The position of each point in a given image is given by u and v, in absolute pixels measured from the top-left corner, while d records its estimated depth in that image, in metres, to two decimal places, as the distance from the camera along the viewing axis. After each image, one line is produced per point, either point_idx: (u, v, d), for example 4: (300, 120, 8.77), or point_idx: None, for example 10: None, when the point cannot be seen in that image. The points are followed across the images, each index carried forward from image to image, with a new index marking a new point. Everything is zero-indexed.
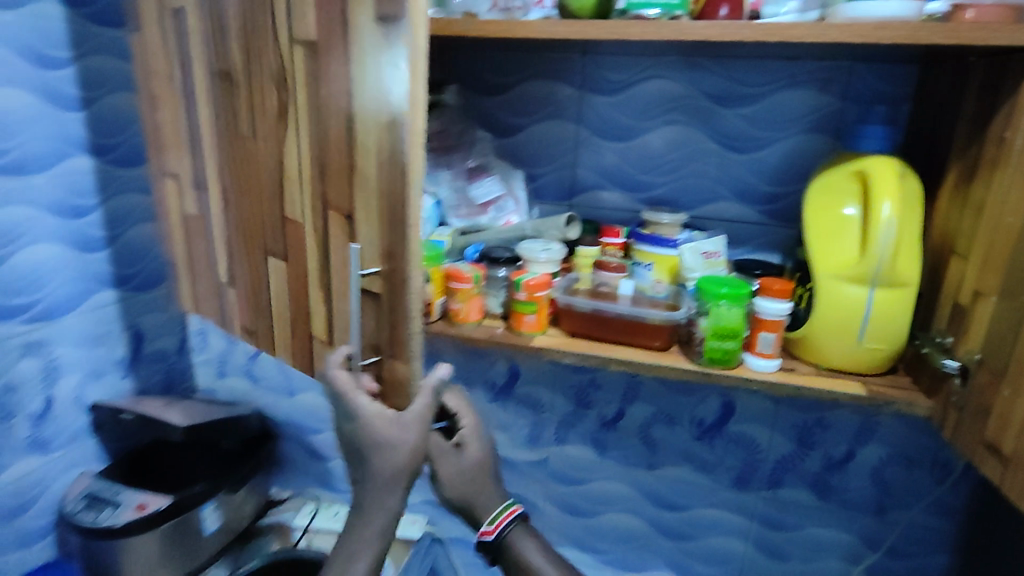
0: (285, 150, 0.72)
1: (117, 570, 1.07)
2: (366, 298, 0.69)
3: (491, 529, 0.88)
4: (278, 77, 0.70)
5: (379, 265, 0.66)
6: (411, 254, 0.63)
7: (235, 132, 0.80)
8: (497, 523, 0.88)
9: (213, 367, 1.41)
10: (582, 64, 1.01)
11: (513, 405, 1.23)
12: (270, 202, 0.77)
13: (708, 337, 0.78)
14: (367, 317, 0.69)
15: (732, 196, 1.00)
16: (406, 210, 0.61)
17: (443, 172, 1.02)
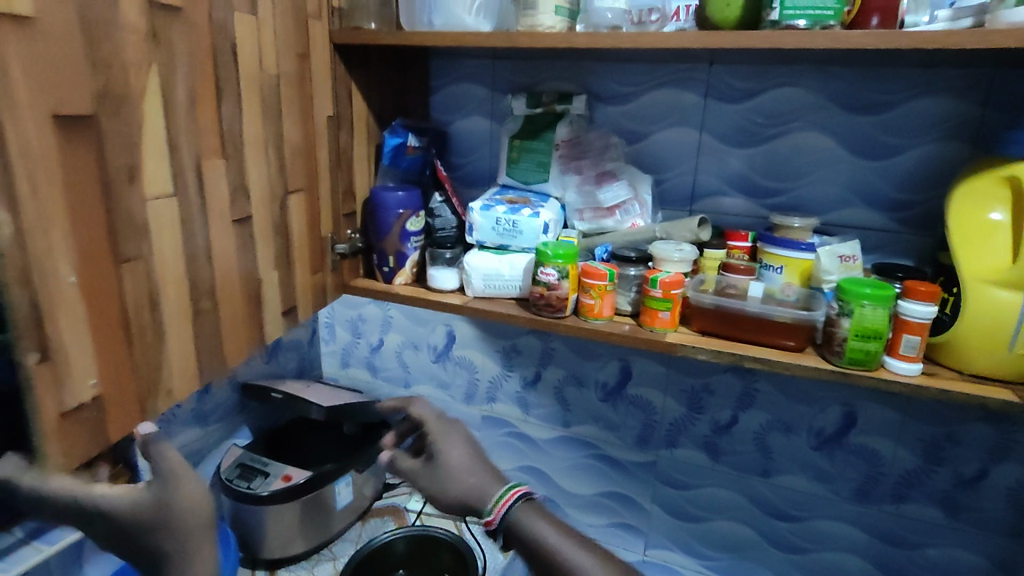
0: (204, 129, 0.73)
1: (261, 535, 1.16)
2: (122, 311, 0.65)
3: (492, 517, 0.73)
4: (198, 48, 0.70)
5: (88, 281, 0.61)
6: (52, 288, 0.57)
7: (299, 109, 0.89)
8: (494, 514, 0.73)
9: (337, 357, 1.49)
10: (708, 74, 1.04)
11: (624, 406, 1.25)
12: (252, 183, 0.82)
13: (849, 337, 0.79)
14: (90, 339, 0.61)
15: (861, 203, 1.01)
16: (51, 238, 0.56)
17: (572, 177, 1.09)
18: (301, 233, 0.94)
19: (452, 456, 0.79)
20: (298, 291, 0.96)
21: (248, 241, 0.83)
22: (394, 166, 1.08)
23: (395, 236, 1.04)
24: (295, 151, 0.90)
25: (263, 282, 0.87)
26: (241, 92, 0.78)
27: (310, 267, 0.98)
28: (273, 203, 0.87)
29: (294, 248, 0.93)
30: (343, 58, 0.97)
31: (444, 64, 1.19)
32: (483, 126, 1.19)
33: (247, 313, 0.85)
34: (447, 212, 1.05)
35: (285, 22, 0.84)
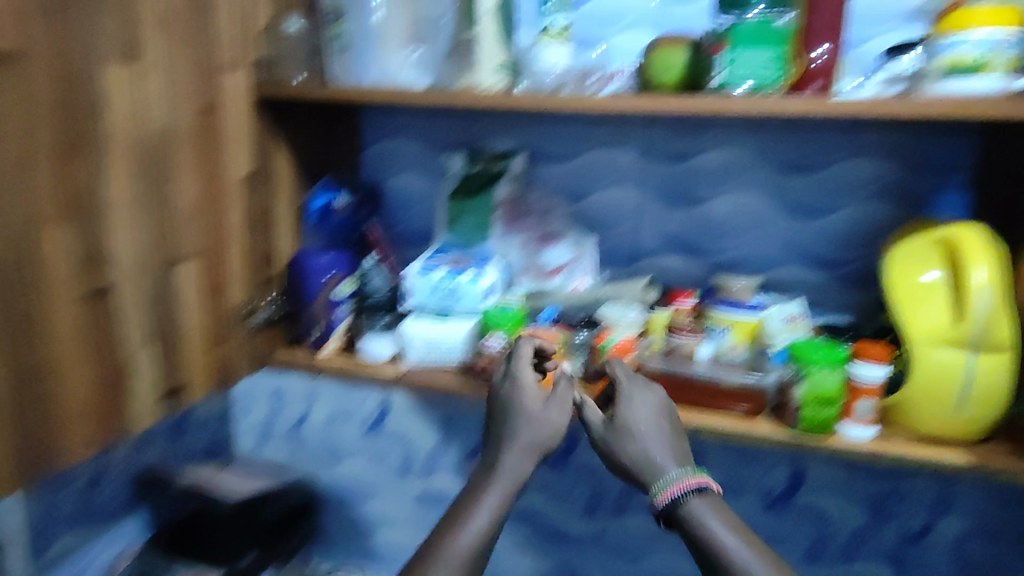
0: (46, 189, 0.63)
1: None
2: None
3: (661, 499, 0.72)
4: (40, 97, 0.61)
5: None
6: None
7: (196, 165, 0.80)
8: (664, 496, 0.72)
9: (255, 433, 1.33)
10: (645, 135, 1.04)
11: (571, 474, 1.19)
12: (118, 248, 0.71)
13: (805, 404, 0.77)
14: None
15: (798, 261, 1.02)
16: None
17: (515, 238, 1.05)
18: (193, 304, 0.83)
19: (637, 419, 0.77)
20: (188, 370, 0.84)
21: (107, 315, 0.71)
22: (322, 227, 1.00)
23: (323, 303, 0.95)
24: (189, 213, 0.80)
25: (130, 362, 0.75)
26: (107, 146, 0.68)
27: (207, 342, 0.87)
28: (149, 272, 0.76)
29: (181, 320, 0.82)
30: (266, 112, 0.90)
31: (374, 119, 1.14)
32: (418, 183, 1.13)
33: (98, 401, 0.72)
34: (381, 275, 0.97)
35: (183, 73, 0.76)
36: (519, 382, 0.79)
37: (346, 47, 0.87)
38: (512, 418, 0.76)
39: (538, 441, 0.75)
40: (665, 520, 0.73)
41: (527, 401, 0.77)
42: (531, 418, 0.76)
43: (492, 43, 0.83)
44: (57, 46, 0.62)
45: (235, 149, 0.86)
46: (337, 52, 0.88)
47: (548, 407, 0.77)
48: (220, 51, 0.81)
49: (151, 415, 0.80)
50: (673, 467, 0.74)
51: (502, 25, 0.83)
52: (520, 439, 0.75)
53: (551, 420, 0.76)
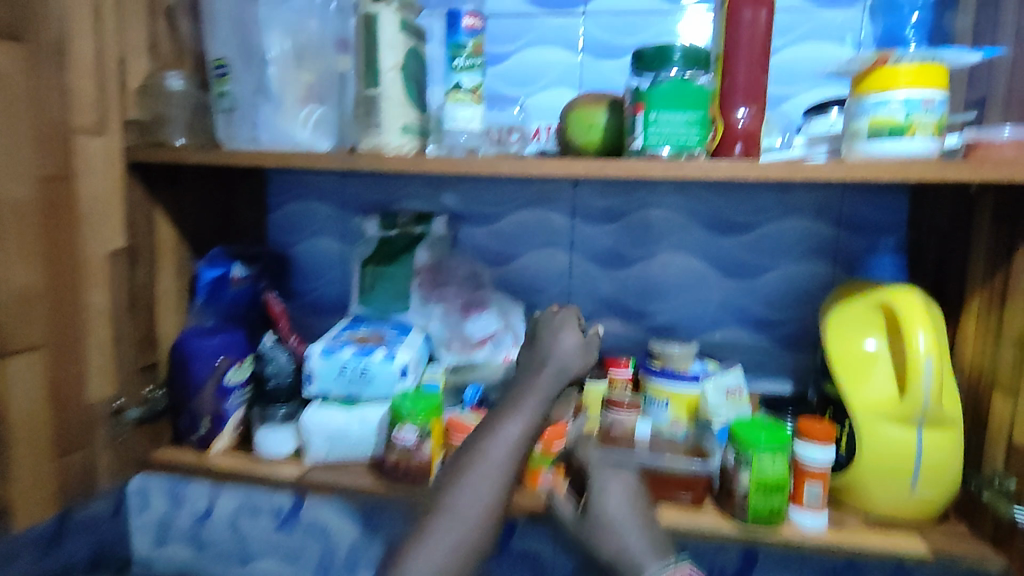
0: None
1: None
2: None
3: None
4: None
5: None
6: None
7: (35, 241, 0.67)
8: None
9: (150, 535, 1.17)
10: (572, 195, 0.98)
11: (510, 563, 1.07)
12: None
13: (752, 493, 0.69)
14: None
15: (736, 323, 0.97)
16: None
17: (435, 307, 0.94)
18: (30, 406, 0.68)
19: (612, 510, 0.69)
20: (18, 487, 0.68)
21: None
22: (213, 302, 0.88)
23: (211, 393, 0.83)
24: (18, 301, 0.66)
25: None
26: None
27: (51, 451, 0.71)
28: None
29: (11, 429, 0.66)
30: (142, 178, 0.80)
31: (282, 181, 1.05)
32: (332, 248, 1.04)
33: None
34: (281, 355, 0.86)
35: (20, 137, 0.65)
36: (552, 322, 0.79)
37: (231, 107, 0.78)
38: (545, 351, 0.76)
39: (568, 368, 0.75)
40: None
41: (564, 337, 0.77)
42: (564, 352, 0.76)
43: (396, 102, 0.74)
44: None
45: (95, 222, 0.74)
46: (223, 111, 0.79)
47: (580, 351, 0.77)
48: (76, 112, 0.70)
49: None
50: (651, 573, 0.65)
51: (410, 84, 0.75)
52: (553, 370, 0.74)
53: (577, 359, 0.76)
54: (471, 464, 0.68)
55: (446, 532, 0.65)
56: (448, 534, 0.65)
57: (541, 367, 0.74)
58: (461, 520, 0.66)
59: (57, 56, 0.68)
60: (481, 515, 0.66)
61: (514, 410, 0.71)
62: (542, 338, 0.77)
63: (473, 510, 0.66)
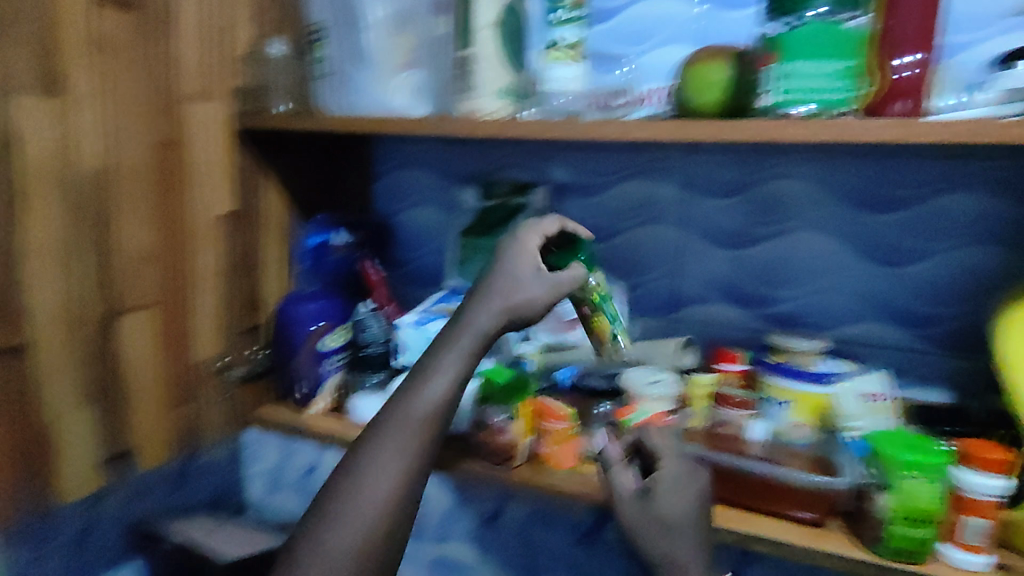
0: None
1: None
2: None
3: None
4: None
5: None
6: None
7: (152, 211, 0.70)
8: None
9: None
10: (688, 163, 0.88)
11: (602, 554, 1.02)
12: (42, 298, 0.61)
13: (893, 520, 0.58)
14: None
15: (879, 317, 0.83)
16: None
17: None
18: (148, 357, 0.72)
19: (673, 511, 0.60)
20: (137, 431, 0.72)
21: (25, 378, 0.61)
22: (319, 270, 0.89)
23: (306, 357, 0.83)
24: (135, 264, 0.69)
25: (61, 430, 0.64)
26: (22, 193, 0.59)
27: (166, 402, 0.75)
28: (82, 327, 0.65)
29: (129, 381, 0.70)
30: (251, 145, 0.82)
31: (388, 149, 1.04)
32: (433, 219, 1.03)
33: (13, 466, 0.61)
34: (376, 324, 0.85)
35: (129, 108, 0.67)
36: (514, 247, 0.66)
37: (328, 73, 0.79)
38: (486, 288, 0.64)
39: (510, 306, 0.63)
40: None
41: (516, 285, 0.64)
42: (516, 289, 0.63)
43: (491, 64, 0.70)
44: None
45: (204, 188, 0.76)
46: (320, 79, 0.79)
47: (539, 284, 0.64)
48: (184, 82, 0.72)
49: (88, 485, 0.69)
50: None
51: (506, 43, 0.71)
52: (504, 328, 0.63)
53: (534, 297, 0.63)
54: (374, 434, 0.57)
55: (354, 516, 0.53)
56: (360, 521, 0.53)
57: (488, 312, 0.62)
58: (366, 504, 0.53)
59: (162, 28, 0.69)
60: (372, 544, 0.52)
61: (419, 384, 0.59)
62: (490, 280, 0.64)
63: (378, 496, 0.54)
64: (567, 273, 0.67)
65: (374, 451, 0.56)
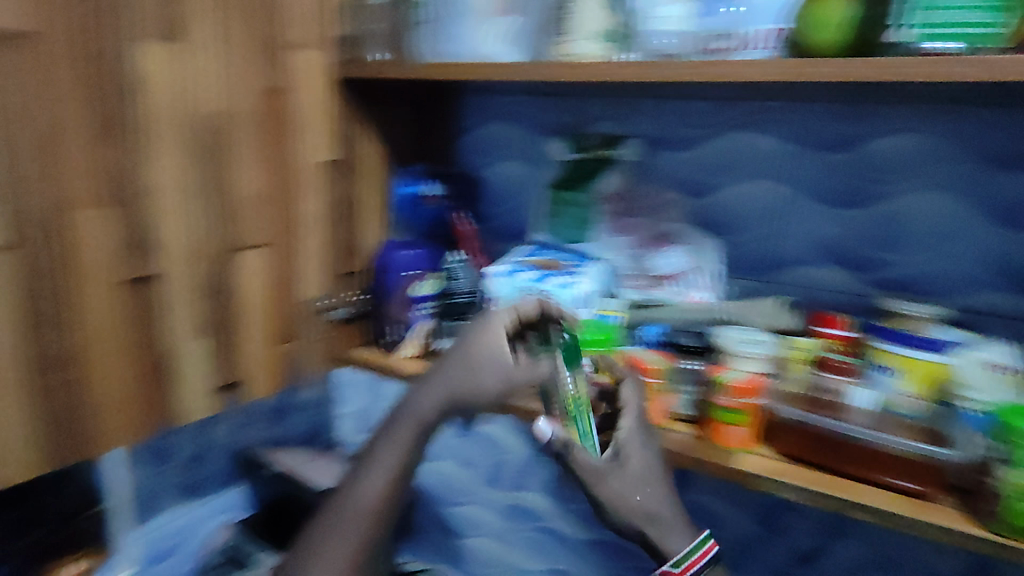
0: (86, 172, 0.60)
1: None
2: None
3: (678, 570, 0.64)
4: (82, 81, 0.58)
5: None
6: None
7: (260, 156, 0.74)
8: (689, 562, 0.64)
9: (355, 421, 1.33)
10: (795, 114, 0.81)
11: None
12: (167, 232, 0.67)
13: (1016, 496, 0.56)
14: None
15: (1010, 288, 0.73)
16: None
17: (622, 238, 0.91)
18: (258, 293, 0.77)
19: (638, 466, 0.66)
20: (247, 361, 0.78)
21: (153, 302, 0.67)
22: (411, 222, 0.92)
23: (401, 303, 0.87)
24: (245, 205, 0.74)
25: (183, 354, 0.71)
26: (149, 137, 0.64)
27: (273, 337, 0.81)
28: (200, 261, 0.70)
29: (241, 314, 0.76)
30: (348, 92, 0.84)
31: (477, 100, 1.03)
32: (520, 172, 1.01)
33: (144, 382, 0.68)
34: (463, 273, 0.87)
35: (240, 54, 0.71)
36: (479, 326, 0.67)
37: (426, 19, 0.79)
38: (440, 369, 0.66)
39: (457, 392, 0.66)
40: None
41: (474, 378, 0.65)
42: (473, 380, 0.65)
43: (592, 7, 0.70)
44: (81, 18, 0.58)
45: (305, 134, 0.79)
46: (417, 25, 0.79)
47: (498, 377, 0.65)
48: (289, 29, 0.75)
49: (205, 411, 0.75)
50: (672, 561, 0.64)
51: None
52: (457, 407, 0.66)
53: (483, 386, 0.65)
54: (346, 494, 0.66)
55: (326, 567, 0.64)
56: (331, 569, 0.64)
57: (442, 396, 0.66)
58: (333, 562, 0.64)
59: None
60: None
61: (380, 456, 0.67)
62: (445, 367, 0.66)
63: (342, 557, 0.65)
64: (529, 368, 0.65)
65: (347, 507, 0.66)
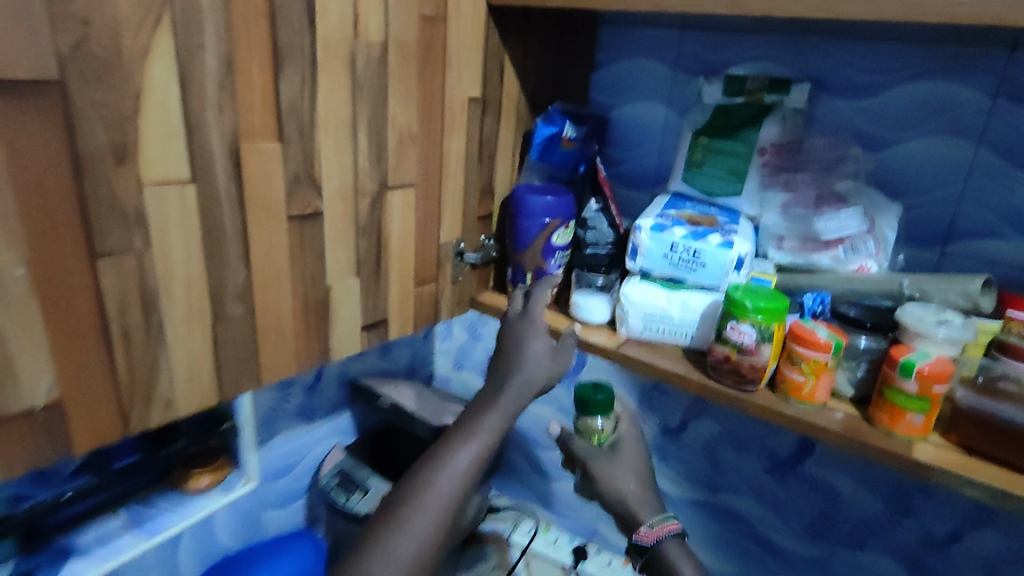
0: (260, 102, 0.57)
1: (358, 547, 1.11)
2: (116, 333, 0.53)
3: (648, 532, 0.64)
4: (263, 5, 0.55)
5: (86, 262, 0.50)
6: (34, 298, 0.48)
7: (416, 90, 0.70)
8: (656, 528, 0.64)
9: (451, 357, 1.36)
10: (1009, 64, 0.70)
11: (797, 485, 1.00)
12: (328, 169, 0.64)
13: None
14: (53, 371, 0.50)
15: None
16: (25, 228, 0.46)
17: (778, 195, 0.83)
18: (404, 234, 0.76)
19: (636, 457, 0.72)
20: (390, 302, 0.78)
21: (315, 241, 0.66)
22: (543, 161, 0.89)
23: (538, 249, 0.85)
24: (398, 142, 0.71)
25: (336, 293, 0.70)
26: (317, 68, 0.60)
27: (412, 278, 0.80)
28: (356, 200, 0.68)
29: (388, 255, 0.75)
30: (498, 22, 0.79)
31: (618, 32, 0.95)
32: (659, 114, 0.93)
33: (303, 318, 0.68)
34: (603, 223, 0.85)
35: None
36: (520, 328, 0.75)
37: None
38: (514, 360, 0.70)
39: (531, 380, 0.69)
40: (640, 561, 0.66)
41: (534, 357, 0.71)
42: (535, 362, 0.71)
43: None
44: None
45: (457, 68, 0.74)
46: None
47: (552, 360, 0.72)
48: None
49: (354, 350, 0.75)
50: (642, 526, 0.65)
51: None
52: (519, 382, 0.68)
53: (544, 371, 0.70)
54: (420, 478, 0.59)
55: (396, 551, 0.55)
56: (404, 551, 0.55)
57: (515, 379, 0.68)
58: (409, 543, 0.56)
59: None
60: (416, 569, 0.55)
61: (462, 439, 0.62)
62: (508, 347, 0.73)
63: (420, 538, 0.56)
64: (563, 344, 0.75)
65: (423, 489, 0.59)
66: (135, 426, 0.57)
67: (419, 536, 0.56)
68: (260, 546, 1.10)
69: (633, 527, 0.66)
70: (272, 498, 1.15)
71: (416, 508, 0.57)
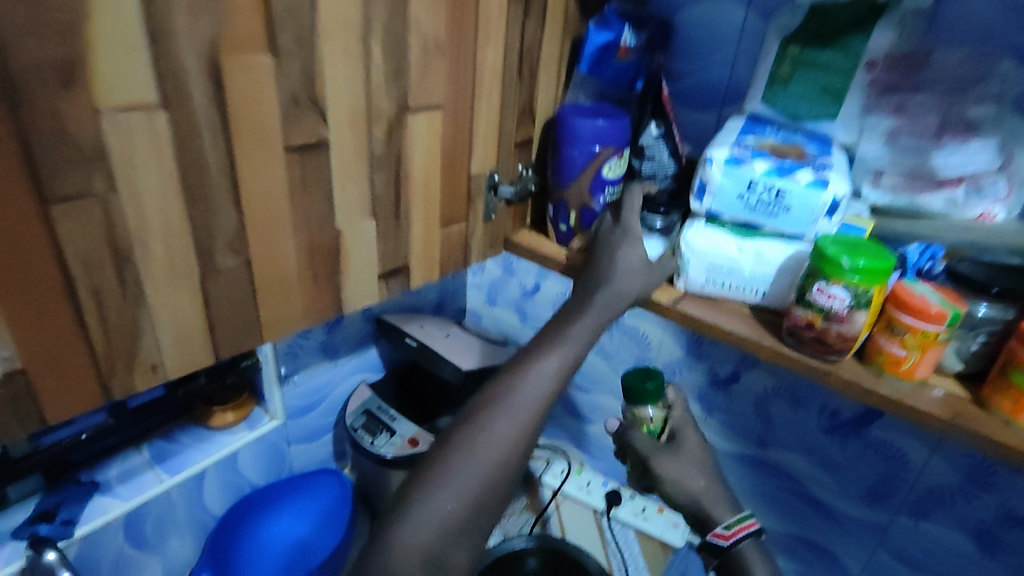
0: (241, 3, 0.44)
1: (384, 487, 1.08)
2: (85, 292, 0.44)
3: (727, 534, 0.62)
4: None
5: (35, 209, 0.40)
6: None
7: None
8: (734, 531, 0.62)
9: (483, 293, 1.27)
10: None
11: (859, 447, 0.91)
12: (332, 88, 0.52)
13: None
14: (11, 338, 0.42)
15: None
16: None
17: (885, 119, 0.67)
18: (428, 166, 0.64)
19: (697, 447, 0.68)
20: (413, 245, 0.67)
21: (319, 178, 0.55)
22: (595, 76, 0.76)
23: (584, 184, 0.72)
24: (418, 54, 0.58)
25: (348, 236, 0.60)
26: None
27: (438, 217, 0.69)
28: (369, 127, 0.57)
29: (409, 191, 0.63)
30: None
31: None
32: (733, 16, 0.76)
33: (312, 268, 0.58)
34: (663, 152, 0.72)
35: None
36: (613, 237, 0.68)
37: None
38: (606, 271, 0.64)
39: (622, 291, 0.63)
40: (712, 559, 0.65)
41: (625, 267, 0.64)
42: (627, 271, 0.64)
43: None
44: None
45: None
46: None
47: (646, 275, 0.65)
48: None
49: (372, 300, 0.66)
50: (718, 527, 0.63)
51: None
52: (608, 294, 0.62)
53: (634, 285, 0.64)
54: (500, 387, 0.54)
55: (468, 474, 0.49)
56: (478, 468, 0.49)
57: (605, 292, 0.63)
58: (483, 461, 0.49)
59: None
60: (490, 490, 0.49)
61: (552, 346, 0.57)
62: (595, 264, 0.66)
63: (496, 455, 0.50)
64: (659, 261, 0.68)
65: (503, 397, 0.53)
66: (120, 393, 0.50)
67: (496, 456, 0.50)
68: (287, 480, 1.08)
69: (708, 526, 0.64)
70: (297, 433, 1.12)
71: (490, 424, 0.51)
